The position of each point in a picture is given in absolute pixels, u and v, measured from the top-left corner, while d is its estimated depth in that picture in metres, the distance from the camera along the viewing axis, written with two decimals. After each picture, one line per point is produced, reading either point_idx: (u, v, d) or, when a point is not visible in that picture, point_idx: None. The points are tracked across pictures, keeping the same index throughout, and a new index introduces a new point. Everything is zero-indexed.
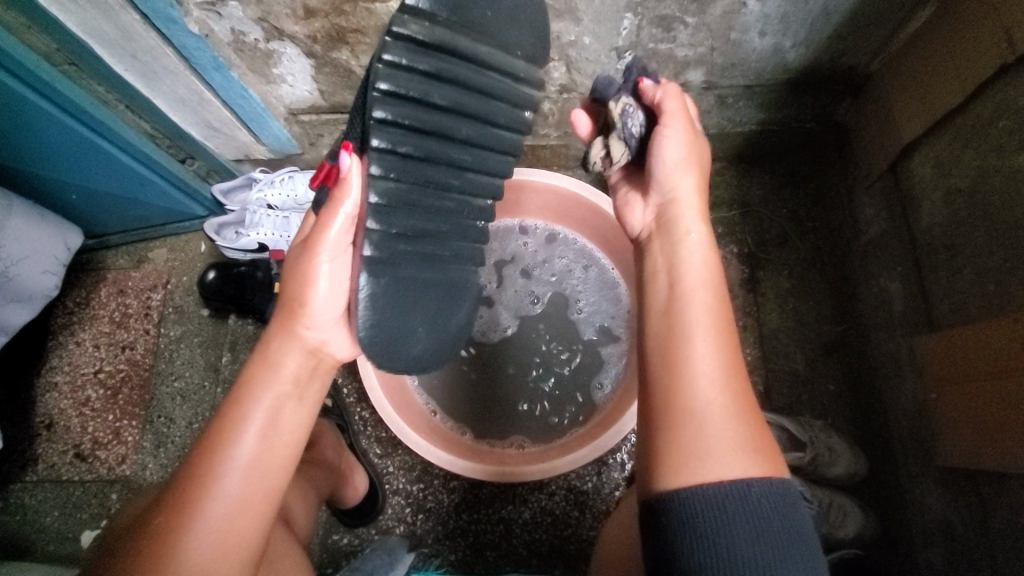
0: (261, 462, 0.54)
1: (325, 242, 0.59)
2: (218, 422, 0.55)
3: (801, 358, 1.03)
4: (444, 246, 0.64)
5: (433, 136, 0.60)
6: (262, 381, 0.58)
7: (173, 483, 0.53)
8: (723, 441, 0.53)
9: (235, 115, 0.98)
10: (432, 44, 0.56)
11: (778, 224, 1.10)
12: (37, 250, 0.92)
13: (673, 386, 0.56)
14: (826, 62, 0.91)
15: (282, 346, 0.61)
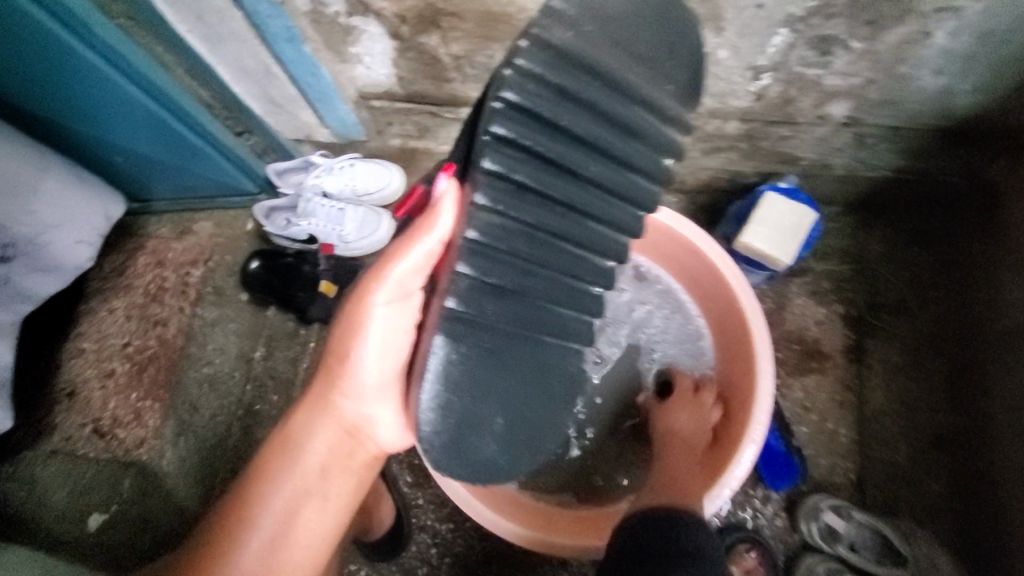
0: (271, 559, 0.57)
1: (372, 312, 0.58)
2: (238, 505, 0.58)
3: (905, 450, 0.89)
4: (544, 314, 0.54)
5: (557, 168, 0.52)
6: (286, 467, 0.60)
7: (188, 557, 0.56)
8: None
9: (301, 93, 0.87)
10: (577, 57, 0.49)
11: (898, 287, 0.95)
12: (73, 217, 0.83)
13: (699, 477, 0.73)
14: (1006, 111, 0.74)
15: (319, 429, 0.62)
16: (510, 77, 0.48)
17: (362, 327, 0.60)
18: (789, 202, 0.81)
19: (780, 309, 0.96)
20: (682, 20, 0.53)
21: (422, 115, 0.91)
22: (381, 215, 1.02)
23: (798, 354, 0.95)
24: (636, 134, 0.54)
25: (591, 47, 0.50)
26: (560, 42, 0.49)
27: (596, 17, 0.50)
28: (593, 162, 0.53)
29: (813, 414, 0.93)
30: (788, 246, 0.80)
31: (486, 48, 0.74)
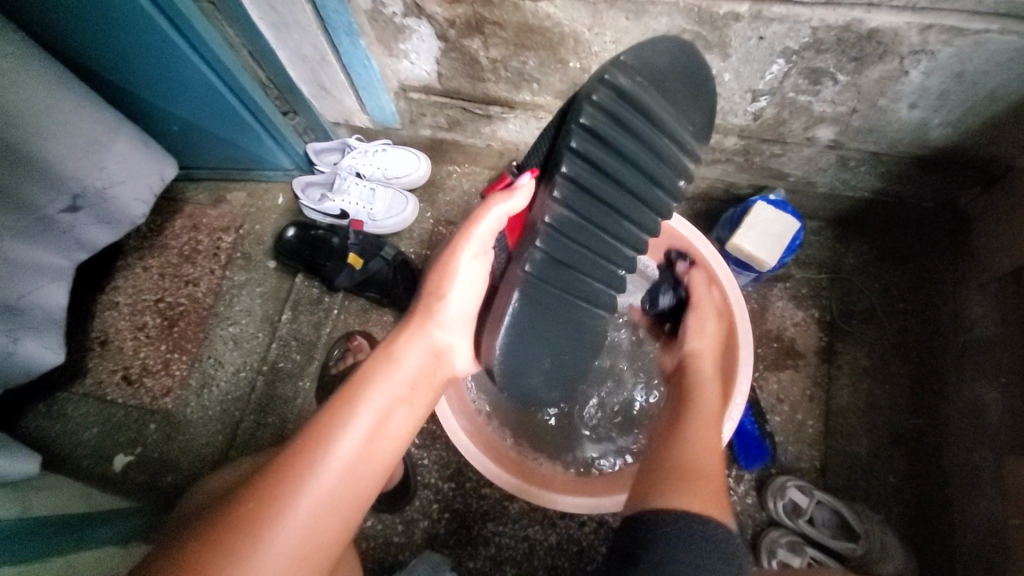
0: (363, 457, 0.57)
1: (466, 247, 0.67)
2: (332, 407, 0.58)
3: (865, 444, 0.98)
4: (587, 287, 0.66)
5: (613, 179, 0.62)
6: (380, 376, 0.62)
7: (280, 457, 0.55)
8: (706, 494, 0.63)
9: (349, 81, 0.97)
10: (636, 95, 0.61)
11: (868, 297, 1.05)
12: (135, 175, 0.92)
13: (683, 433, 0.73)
14: (968, 147, 0.86)
15: (411, 344, 0.66)
16: (590, 106, 0.59)
17: (454, 267, 0.68)
18: (776, 212, 0.91)
19: (763, 310, 1.07)
20: (709, 81, 0.66)
21: (455, 109, 1.01)
22: (407, 199, 1.12)
23: (777, 351, 1.05)
24: (669, 163, 0.66)
25: (648, 91, 0.62)
26: (625, 85, 0.60)
27: (648, 70, 0.62)
28: (640, 180, 0.64)
29: (785, 406, 1.02)
30: (772, 250, 0.90)
31: (521, 54, 0.84)
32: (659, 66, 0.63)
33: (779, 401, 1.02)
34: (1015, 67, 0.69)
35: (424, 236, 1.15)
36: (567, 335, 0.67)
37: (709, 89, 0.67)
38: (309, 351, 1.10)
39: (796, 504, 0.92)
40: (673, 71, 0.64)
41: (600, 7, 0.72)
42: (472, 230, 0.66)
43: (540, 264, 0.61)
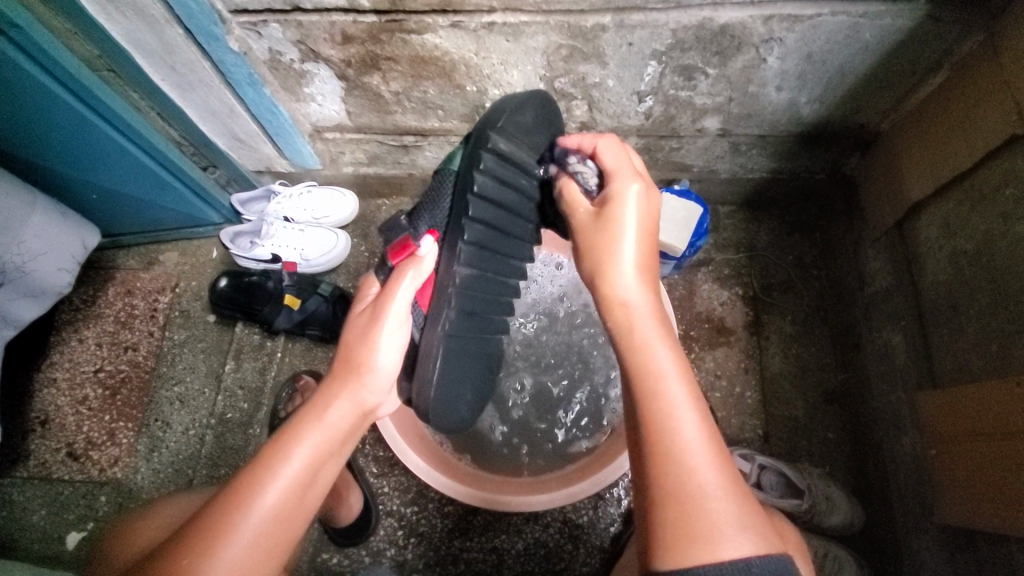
0: (281, 522, 0.55)
1: (389, 307, 0.64)
2: (253, 471, 0.56)
3: (801, 405, 1.04)
4: (490, 321, 0.74)
5: (504, 232, 0.71)
6: (306, 433, 0.59)
7: (194, 525, 0.53)
8: (727, 519, 0.47)
9: (262, 129, 1.00)
10: (513, 156, 0.69)
11: (783, 270, 1.12)
12: (56, 246, 0.93)
13: (676, 473, 0.49)
14: (838, 119, 0.94)
15: (340, 401, 0.62)
16: (478, 175, 0.66)
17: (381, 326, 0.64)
18: (680, 200, 0.98)
19: (691, 295, 1.12)
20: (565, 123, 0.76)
21: (371, 143, 1.05)
22: (338, 234, 1.14)
23: (709, 331, 1.10)
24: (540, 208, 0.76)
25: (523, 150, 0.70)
26: (504, 149, 0.67)
27: (522, 128, 0.70)
28: (520, 228, 0.73)
29: (723, 380, 1.07)
30: (681, 235, 0.97)
31: (419, 84, 0.89)
32: (528, 122, 0.70)
33: (716, 377, 1.07)
34: (852, 43, 0.77)
35: (361, 268, 1.18)
36: (477, 370, 0.75)
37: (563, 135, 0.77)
38: (258, 397, 1.09)
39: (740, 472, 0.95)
40: (541, 119, 0.72)
41: (480, 32, 0.78)
42: (389, 293, 0.64)
43: (453, 324, 0.68)
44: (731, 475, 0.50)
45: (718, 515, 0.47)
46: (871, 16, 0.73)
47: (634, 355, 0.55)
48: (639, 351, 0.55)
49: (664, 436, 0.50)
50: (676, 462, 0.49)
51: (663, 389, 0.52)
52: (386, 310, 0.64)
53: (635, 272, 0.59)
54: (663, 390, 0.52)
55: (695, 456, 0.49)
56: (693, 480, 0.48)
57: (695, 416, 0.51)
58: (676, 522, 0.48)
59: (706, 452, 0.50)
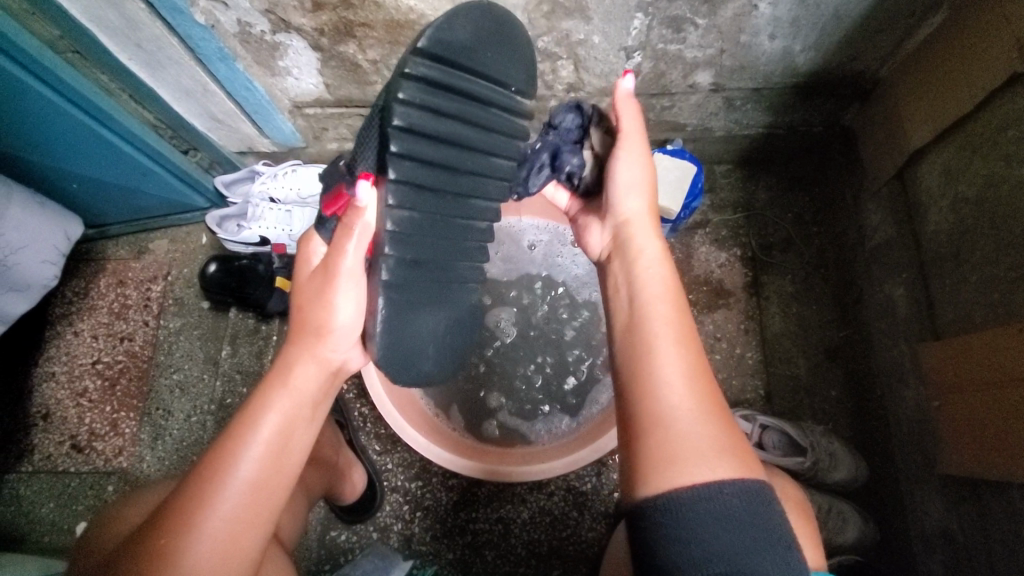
0: (262, 484, 0.55)
1: (341, 266, 0.61)
2: (223, 444, 0.56)
3: (803, 362, 1.03)
4: (451, 268, 0.66)
5: (444, 167, 0.61)
6: (275, 395, 0.59)
7: (173, 501, 0.53)
8: (693, 443, 0.49)
9: (239, 107, 0.97)
10: (445, 82, 0.58)
11: (783, 227, 1.10)
12: (36, 239, 0.93)
13: (656, 401, 0.51)
14: (835, 66, 0.90)
15: (301, 364, 0.62)
16: (399, 105, 0.56)
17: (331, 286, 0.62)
18: (674, 159, 0.95)
19: (688, 258, 1.10)
20: (522, 39, 0.63)
21: (354, 117, 1.02)
22: None
23: (706, 294, 1.08)
24: (499, 134, 0.65)
25: (461, 76, 0.59)
26: (428, 75, 0.57)
27: (450, 49, 0.58)
28: (468, 159, 0.63)
29: (723, 342, 1.06)
30: (676, 196, 0.95)
31: (398, 51, 0.85)
32: (460, 41, 0.58)
33: (715, 339, 1.06)
34: None
35: None
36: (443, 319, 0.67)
37: (522, 50, 0.63)
38: (256, 381, 1.09)
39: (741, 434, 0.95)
40: (481, 40, 0.60)
41: None
42: (338, 250, 0.60)
43: (395, 271, 0.60)
44: (705, 400, 0.52)
45: (691, 439, 0.49)
46: None
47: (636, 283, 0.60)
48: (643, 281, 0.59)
49: (642, 363, 0.54)
50: (655, 389, 0.52)
51: (647, 320, 0.56)
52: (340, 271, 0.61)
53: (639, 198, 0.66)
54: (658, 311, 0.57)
55: (667, 384, 0.52)
56: (664, 407, 0.51)
57: (676, 350, 0.53)
58: (657, 449, 0.49)
59: (688, 375, 0.52)
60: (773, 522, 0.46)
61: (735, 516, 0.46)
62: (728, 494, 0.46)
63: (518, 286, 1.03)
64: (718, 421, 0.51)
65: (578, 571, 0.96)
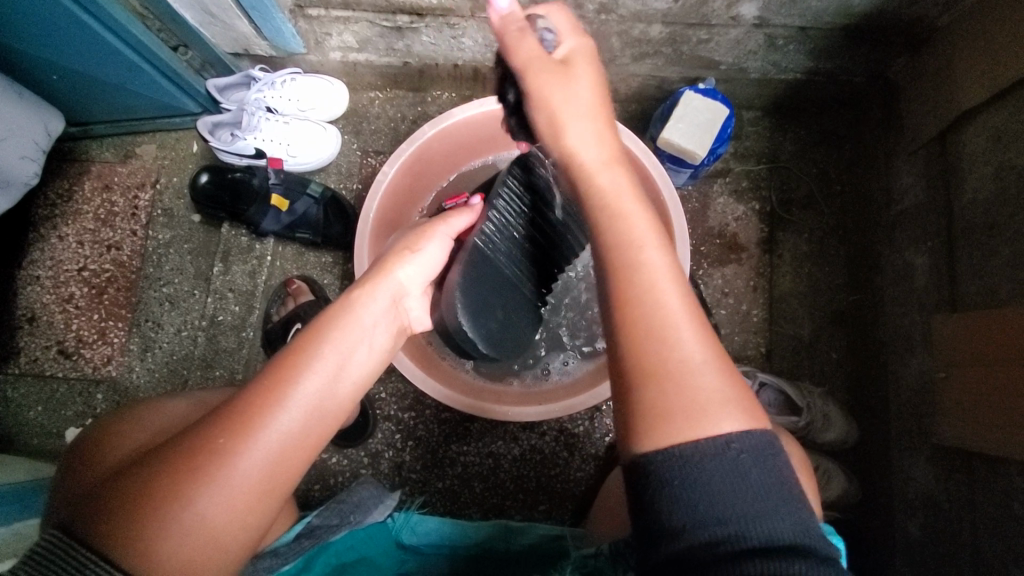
0: (325, 405, 0.50)
1: (449, 224, 0.73)
2: (292, 352, 0.52)
3: (808, 324, 1.02)
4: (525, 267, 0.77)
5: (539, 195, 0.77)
6: (350, 314, 0.56)
7: (232, 402, 0.48)
8: (713, 396, 0.46)
9: (235, 1, 0.87)
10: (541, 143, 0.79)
11: (806, 183, 1.05)
12: (15, 133, 0.86)
13: (662, 371, 0.47)
14: (894, 9, 0.82)
15: (377, 284, 0.61)
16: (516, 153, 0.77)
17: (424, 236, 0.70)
18: (705, 99, 0.89)
19: (704, 208, 1.05)
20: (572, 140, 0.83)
21: (361, 24, 0.92)
22: (326, 128, 1.05)
23: (719, 247, 1.05)
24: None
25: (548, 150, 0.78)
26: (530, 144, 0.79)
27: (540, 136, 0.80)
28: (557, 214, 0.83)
29: (730, 297, 1.03)
30: (703, 139, 0.89)
31: None
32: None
33: (723, 293, 1.03)
34: None
35: (354, 169, 1.10)
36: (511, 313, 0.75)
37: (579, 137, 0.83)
38: (248, 301, 1.06)
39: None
40: None
41: None
42: (443, 220, 0.74)
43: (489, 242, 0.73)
44: (715, 349, 0.49)
45: (706, 391, 0.47)
46: None
47: (612, 221, 0.52)
48: (616, 219, 0.52)
49: (644, 320, 0.48)
50: (657, 343, 0.47)
51: (645, 267, 0.50)
52: (444, 225, 0.73)
53: (597, 130, 0.55)
54: (642, 252, 0.50)
55: (675, 337, 0.47)
56: (672, 362, 0.47)
57: (678, 297, 0.49)
58: (659, 404, 0.46)
59: (689, 325, 0.48)
60: (783, 473, 0.45)
61: (745, 473, 0.44)
62: (737, 451, 0.45)
63: None
64: (727, 369, 0.48)
65: (563, 508, 0.98)
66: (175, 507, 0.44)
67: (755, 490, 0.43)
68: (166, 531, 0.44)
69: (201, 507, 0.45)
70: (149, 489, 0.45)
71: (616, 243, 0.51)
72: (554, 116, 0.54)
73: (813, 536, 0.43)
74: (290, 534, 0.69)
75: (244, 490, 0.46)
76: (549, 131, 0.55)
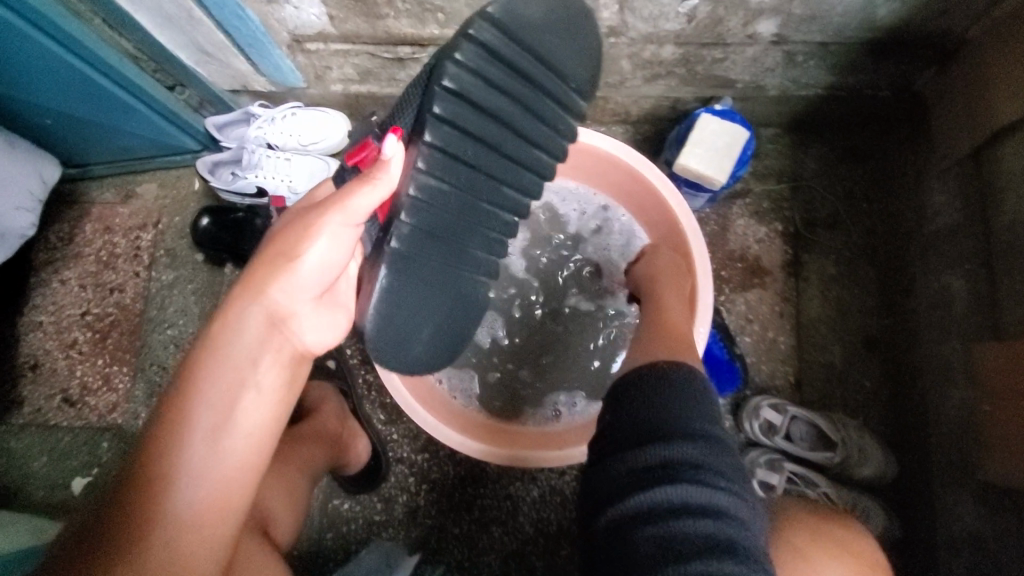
0: (210, 477, 0.45)
1: (347, 209, 0.51)
2: (158, 426, 0.44)
3: (838, 350, 0.97)
4: (465, 254, 0.62)
5: (483, 142, 0.59)
6: (216, 363, 0.47)
7: (114, 493, 0.44)
8: (683, 345, 0.66)
9: (231, 40, 0.84)
10: (505, 54, 0.57)
11: (831, 202, 1.01)
12: (7, 183, 0.82)
13: (659, 334, 0.68)
14: (921, 21, 0.78)
15: (249, 314, 0.49)
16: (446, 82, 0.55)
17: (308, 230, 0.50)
18: (721, 122, 0.85)
19: (724, 230, 1.01)
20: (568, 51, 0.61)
21: (362, 56, 0.89)
22: (329, 163, 1.00)
23: (742, 272, 1.00)
24: (548, 122, 0.63)
25: (500, 71, 0.57)
26: (482, 61, 0.56)
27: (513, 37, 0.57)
28: (515, 141, 0.61)
29: (755, 324, 0.99)
30: (726, 164, 0.84)
31: None
32: (518, 9, 0.57)
33: (746, 320, 0.99)
34: None
35: None
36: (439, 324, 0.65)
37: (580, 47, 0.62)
38: None
39: (768, 485, 0.89)
40: (545, 22, 0.59)
41: None
42: (336, 205, 0.51)
43: (406, 242, 0.57)
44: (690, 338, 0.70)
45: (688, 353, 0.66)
46: None
47: (656, 278, 0.78)
48: (664, 293, 0.76)
49: (654, 311, 0.74)
50: (659, 322, 0.72)
51: (663, 293, 0.76)
52: (336, 213, 0.50)
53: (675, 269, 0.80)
54: (665, 288, 0.77)
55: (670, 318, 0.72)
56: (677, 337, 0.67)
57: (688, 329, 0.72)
58: (661, 352, 0.64)
59: (682, 316, 0.73)
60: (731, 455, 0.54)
61: (691, 401, 0.55)
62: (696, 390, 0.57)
63: (548, 262, 0.95)
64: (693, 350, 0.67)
65: None
66: None
67: (688, 407, 0.55)
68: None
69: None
70: None
71: (660, 288, 0.77)
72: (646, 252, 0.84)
73: (742, 509, 0.51)
74: None
75: None
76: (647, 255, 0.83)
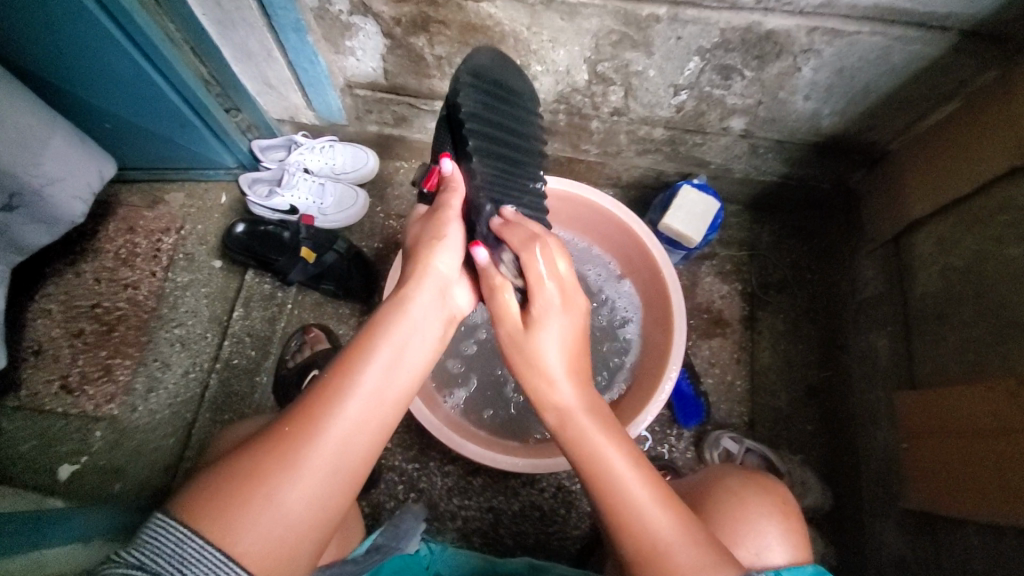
0: (381, 396, 0.54)
1: (451, 207, 0.68)
2: (345, 353, 0.56)
3: (784, 396, 1.12)
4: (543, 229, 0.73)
5: (507, 142, 0.69)
6: (390, 314, 0.60)
7: (303, 396, 0.53)
8: (689, 568, 0.53)
9: (295, 77, 0.98)
10: (486, 87, 0.69)
11: (781, 270, 1.19)
12: (72, 172, 0.90)
13: (624, 524, 0.56)
14: (854, 133, 0.99)
15: (415, 286, 0.64)
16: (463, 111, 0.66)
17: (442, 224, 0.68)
18: (699, 193, 1.03)
19: (693, 285, 1.19)
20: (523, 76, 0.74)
21: (400, 105, 1.04)
22: (357, 192, 1.15)
23: (706, 322, 1.17)
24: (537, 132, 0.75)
25: (490, 97, 0.69)
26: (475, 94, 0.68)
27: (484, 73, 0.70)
28: (529, 142, 0.72)
29: (715, 367, 1.14)
30: (698, 227, 1.02)
31: (465, 52, 0.89)
32: (484, 63, 0.70)
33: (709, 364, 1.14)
34: (882, 63, 0.82)
35: (376, 230, 1.19)
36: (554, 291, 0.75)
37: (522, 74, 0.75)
38: (264, 346, 1.13)
39: None
40: (496, 63, 0.72)
41: (537, 8, 0.79)
42: (444, 207, 0.68)
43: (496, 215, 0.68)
44: (676, 517, 0.56)
45: (683, 568, 0.53)
46: (904, 40, 0.78)
47: (573, 443, 0.60)
48: (578, 440, 0.60)
49: (617, 504, 0.56)
50: (621, 507, 0.56)
51: (608, 472, 0.58)
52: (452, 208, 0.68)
53: (567, 370, 0.63)
54: (586, 440, 0.59)
55: (648, 519, 0.55)
56: (650, 537, 0.55)
57: (640, 484, 0.57)
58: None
59: (656, 502, 0.56)
60: None
61: None
62: None
63: None
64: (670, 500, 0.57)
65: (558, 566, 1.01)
66: (263, 494, 0.47)
67: None
68: (247, 521, 0.45)
69: (285, 495, 0.47)
70: (237, 475, 0.47)
71: (587, 459, 0.59)
72: (533, 355, 0.63)
73: None
74: (359, 549, 0.73)
75: (331, 468, 0.50)
76: (530, 370, 0.63)
